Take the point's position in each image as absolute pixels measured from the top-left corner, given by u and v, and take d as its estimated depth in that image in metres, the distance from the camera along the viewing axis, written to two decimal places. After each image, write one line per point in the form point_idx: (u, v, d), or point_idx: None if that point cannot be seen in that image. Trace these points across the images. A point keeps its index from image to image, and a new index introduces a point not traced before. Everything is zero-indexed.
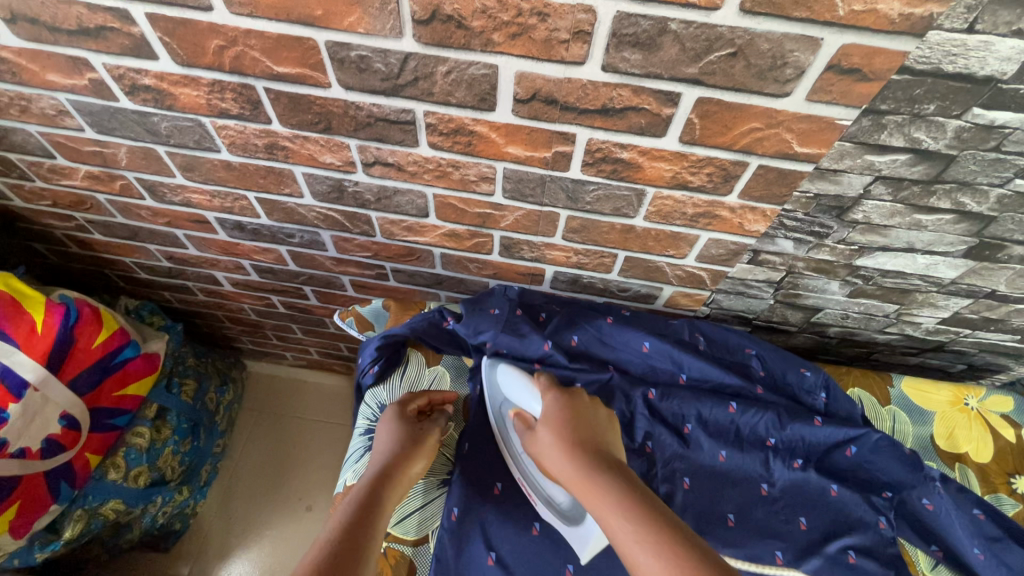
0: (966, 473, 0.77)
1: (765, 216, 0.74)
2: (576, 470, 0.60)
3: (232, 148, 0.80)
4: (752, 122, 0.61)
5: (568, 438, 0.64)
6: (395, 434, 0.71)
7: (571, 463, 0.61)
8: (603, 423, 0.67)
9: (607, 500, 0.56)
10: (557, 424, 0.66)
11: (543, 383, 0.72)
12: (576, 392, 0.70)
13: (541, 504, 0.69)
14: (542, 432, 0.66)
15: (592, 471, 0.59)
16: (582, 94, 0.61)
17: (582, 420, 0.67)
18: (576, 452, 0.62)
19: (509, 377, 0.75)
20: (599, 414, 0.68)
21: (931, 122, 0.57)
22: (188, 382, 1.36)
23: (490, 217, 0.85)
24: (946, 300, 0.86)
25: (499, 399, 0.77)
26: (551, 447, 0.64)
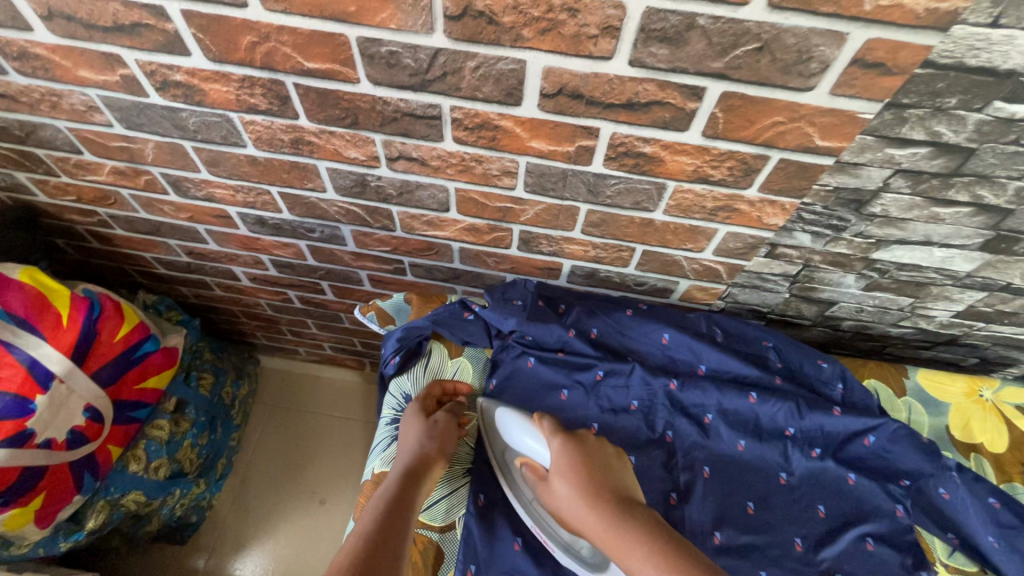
0: (981, 463, 0.78)
1: (784, 210, 0.76)
2: (599, 522, 0.59)
3: (258, 143, 0.82)
4: (775, 116, 0.62)
5: (582, 487, 0.62)
6: (419, 436, 0.71)
7: (590, 512, 0.60)
8: (614, 459, 0.67)
9: (633, 542, 0.56)
10: (571, 474, 0.64)
11: (546, 428, 0.69)
12: (583, 435, 0.68)
13: (559, 552, 0.66)
14: (557, 485, 0.64)
15: (612, 518, 0.58)
16: (608, 88, 0.63)
17: (595, 465, 0.65)
18: (599, 501, 0.60)
19: (512, 425, 0.72)
20: (608, 451, 0.67)
21: (953, 116, 0.58)
22: (205, 376, 1.38)
23: (510, 211, 0.87)
24: (961, 294, 0.87)
25: (501, 447, 0.74)
26: (568, 500, 0.62)
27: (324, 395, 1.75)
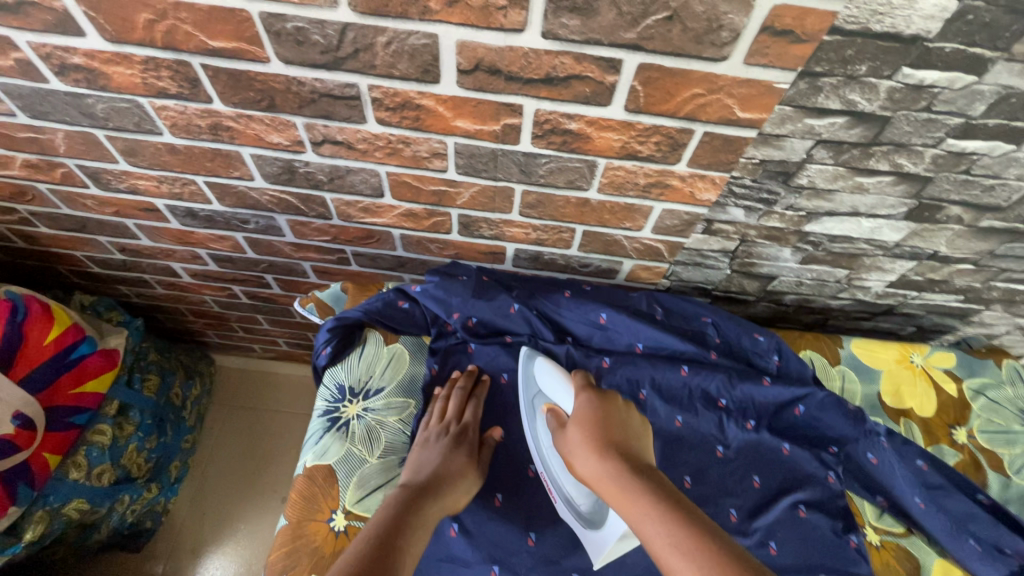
0: (911, 427, 0.80)
1: (715, 184, 0.75)
2: (608, 471, 0.58)
3: (174, 130, 0.78)
4: (694, 88, 0.61)
5: (595, 440, 0.61)
6: (432, 451, 0.66)
7: (598, 463, 0.59)
8: (636, 425, 0.65)
9: (642, 505, 0.54)
10: (588, 425, 0.63)
11: (579, 382, 0.68)
12: (610, 394, 0.67)
13: (560, 503, 0.67)
14: (573, 431, 0.64)
15: (620, 474, 0.57)
16: (525, 63, 0.61)
17: (615, 421, 0.64)
18: (607, 453, 0.60)
19: (547, 370, 0.72)
20: (630, 416, 0.66)
21: (864, 83, 0.59)
22: (150, 377, 1.33)
23: (446, 195, 0.85)
24: (892, 263, 0.89)
25: (533, 390, 0.74)
26: (579, 447, 0.62)
27: (283, 392, 1.71)
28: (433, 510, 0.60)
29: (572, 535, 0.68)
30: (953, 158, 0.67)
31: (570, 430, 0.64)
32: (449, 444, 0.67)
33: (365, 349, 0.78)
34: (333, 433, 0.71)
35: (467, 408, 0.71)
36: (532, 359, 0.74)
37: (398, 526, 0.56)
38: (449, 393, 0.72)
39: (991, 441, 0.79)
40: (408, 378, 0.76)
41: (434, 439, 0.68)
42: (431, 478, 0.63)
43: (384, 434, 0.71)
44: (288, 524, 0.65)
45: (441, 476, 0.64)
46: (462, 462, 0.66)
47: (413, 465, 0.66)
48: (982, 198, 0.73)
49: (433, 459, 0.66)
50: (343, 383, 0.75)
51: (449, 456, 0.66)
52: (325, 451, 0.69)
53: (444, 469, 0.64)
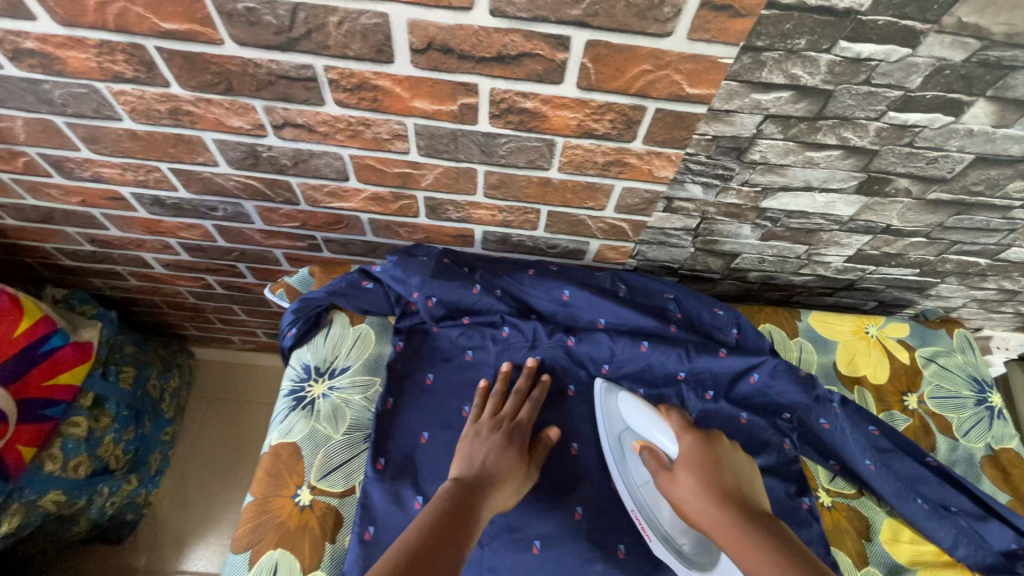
0: (863, 395, 0.83)
1: (671, 161, 0.77)
2: (729, 524, 0.60)
3: (134, 115, 0.78)
4: (642, 65, 0.63)
5: (719, 489, 0.64)
6: (476, 445, 0.68)
7: (729, 516, 0.61)
8: (743, 466, 0.67)
9: (766, 563, 0.56)
10: (704, 472, 0.65)
11: (676, 420, 0.70)
12: (716, 437, 0.68)
13: (656, 542, 0.68)
14: (682, 478, 0.66)
15: (746, 528, 0.59)
16: (476, 41, 0.62)
17: (726, 466, 0.66)
18: (728, 505, 0.62)
19: (631, 407, 0.74)
20: (740, 456, 0.68)
21: (805, 58, 0.60)
22: (126, 369, 1.32)
23: (410, 177, 0.86)
24: (849, 238, 0.91)
25: (618, 427, 0.75)
26: (695, 499, 0.64)
27: (263, 383, 1.71)
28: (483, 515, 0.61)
29: (534, 504, 0.70)
30: (896, 131, 0.69)
31: (680, 473, 0.66)
32: (500, 437, 0.69)
33: (331, 331, 0.79)
34: (298, 412, 0.72)
35: (507, 402, 0.74)
36: (611, 394, 0.76)
37: (449, 520, 0.58)
38: (524, 376, 0.76)
39: (941, 406, 0.82)
40: (373, 357, 0.78)
41: (484, 432, 0.69)
42: (482, 474, 0.65)
43: (350, 411, 0.73)
44: (254, 500, 0.66)
45: (494, 474, 0.65)
46: (513, 455, 0.68)
47: (462, 460, 0.67)
48: (927, 170, 0.75)
49: (483, 451, 0.67)
50: (307, 363, 0.76)
51: (501, 450, 0.67)
52: (290, 429, 0.71)
53: (498, 472, 0.65)
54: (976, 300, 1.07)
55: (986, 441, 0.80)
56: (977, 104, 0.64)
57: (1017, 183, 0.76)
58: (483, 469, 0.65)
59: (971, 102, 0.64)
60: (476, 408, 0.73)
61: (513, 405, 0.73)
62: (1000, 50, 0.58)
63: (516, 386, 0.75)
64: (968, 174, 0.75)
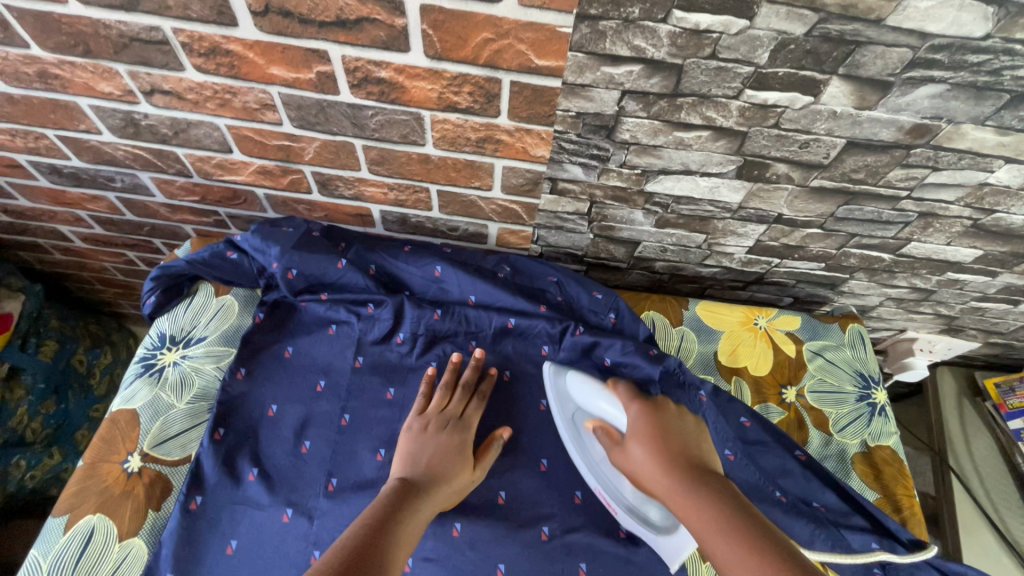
0: (741, 386, 0.80)
1: (542, 139, 0.75)
2: (676, 488, 0.60)
3: (4, 77, 0.77)
4: (482, 33, 0.61)
5: (666, 453, 0.63)
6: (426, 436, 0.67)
7: (677, 481, 0.60)
8: (692, 430, 0.66)
9: (707, 517, 0.56)
10: (652, 441, 0.65)
11: (623, 393, 0.70)
12: (661, 403, 0.68)
13: (623, 514, 0.67)
14: (633, 449, 0.66)
15: (693, 489, 0.59)
16: (312, 4, 0.61)
17: (673, 432, 0.65)
18: (672, 465, 0.62)
19: (580, 385, 0.73)
20: (687, 420, 0.67)
21: (643, 28, 0.59)
22: (48, 343, 1.32)
23: (291, 150, 0.84)
24: (744, 227, 0.89)
25: (570, 408, 0.74)
26: (647, 467, 0.64)
27: None
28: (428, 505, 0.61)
29: (374, 480, 0.68)
30: (759, 111, 0.67)
31: (630, 446, 0.66)
32: (447, 436, 0.68)
33: (194, 300, 0.78)
34: (144, 379, 0.71)
35: (452, 398, 0.72)
36: (561, 375, 0.76)
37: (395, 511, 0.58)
38: (469, 370, 0.74)
39: (820, 401, 0.80)
40: (232, 329, 0.77)
41: (430, 429, 0.68)
42: (427, 473, 0.64)
43: (198, 380, 0.72)
44: (83, 465, 0.65)
45: (436, 474, 0.64)
46: (458, 455, 0.66)
47: (406, 455, 0.66)
48: (802, 155, 0.73)
49: (427, 450, 0.66)
50: (163, 332, 0.75)
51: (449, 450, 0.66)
52: (131, 396, 0.69)
53: (443, 467, 0.64)
54: (892, 298, 1.04)
55: (861, 438, 0.78)
56: (832, 82, 0.62)
57: (897, 171, 0.74)
58: (424, 469, 0.64)
59: (826, 80, 0.62)
60: (422, 399, 0.72)
61: (458, 403, 0.71)
62: (839, 23, 0.56)
63: (465, 377, 0.73)
64: (845, 159, 0.73)
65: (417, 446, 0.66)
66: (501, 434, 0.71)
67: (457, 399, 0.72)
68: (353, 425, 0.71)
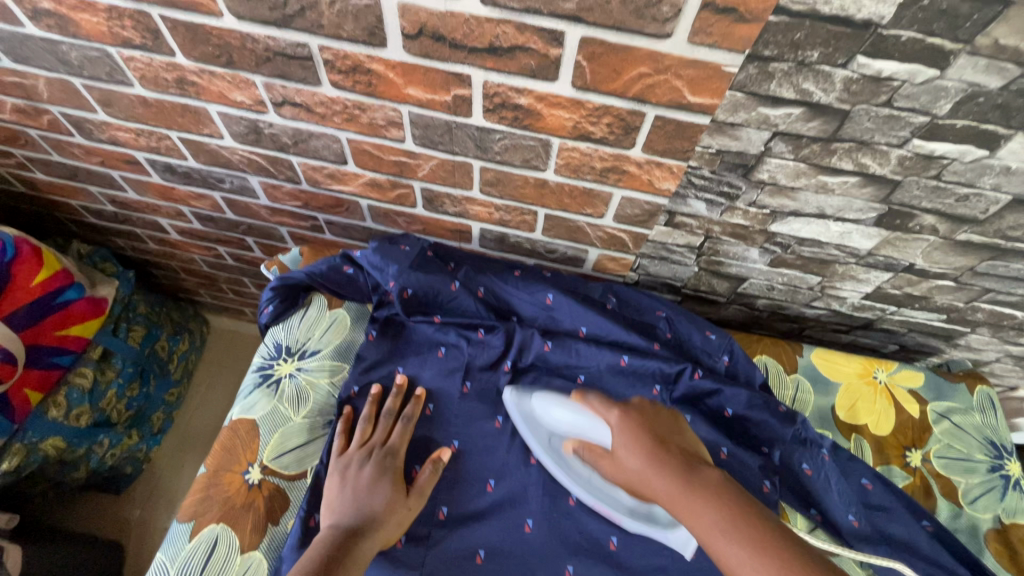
0: (861, 444, 0.76)
1: (672, 173, 0.73)
2: (672, 486, 0.58)
3: (143, 82, 0.79)
4: (639, 67, 0.59)
5: (658, 455, 0.61)
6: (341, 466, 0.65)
7: (671, 476, 0.58)
8: (675, 428, 0.66)
9: (705, 513, 0.54)
10: (639, 444, 0.62)
11: (595, 403, 0.67)
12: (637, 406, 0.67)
13: (627, 519, 0.66)
14: (623, 455, 0.63)
15: (685, 484, 0.57)
16: (468, 30, 0.60)
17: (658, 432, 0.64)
18: (665, 461, 0.60)
19: (546, 404, 0.72)
20: (667, 416, 0.67)
21: (818, 72, 0.55)
22: (136, 328, 1.37)
23: (406, 166, 0.84)
24: (867, 274, 0.84)
25: (544, 433, 0.72)
26: (639, 471, 0.61)
27: None
28: (367, 545, 0.59)
29: (484, 511, 0.68)
30: (921, 161, 0.63)
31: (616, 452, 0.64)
32: (372, 467, 0.65)
33: (308, 312, 0.79)
34: (263, 390, 0.72)
35: (376, 427, 0.69)
36: (525, 400, 0.73)
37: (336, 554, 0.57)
38: (392, 396, 0.72)
39: (948, 468, 0.75)
40: (344, 344, 0.78)
41: (355, 465, 0.65)
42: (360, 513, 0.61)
43: (314, 395, 0.72)
44: (206, 472, 0.67)
45: (369, 510, 0.61)
46: (388, 487, 0.64)
47: (332, 500, 0.63)
48: (956, 208, 0.68)
49: (353, 488, 0.63)
50: (279, 343, 0.76)
51: (373, 485, 0.63)
52: (251, 407, 0.71)
53: (374, 502, 0.62)
54: (1012, 356, 0.97)
55: (995, 513, 0.73)
56: (1015, 138, 0.58)
57: None
58: (355, 509, 0.61)
59: (1009, 135, 0.58)
60: (344, 439, 0.68)
61: (380, 430, 0.69)
62: None
63: (386, 407, 0.71)
64: (1004, 216, 0.68)
65: (343, 483, 0.64)
66: (437, 456, 0.68)
67: (372, 429, 0.69)
68: (463, 452, 0.71)
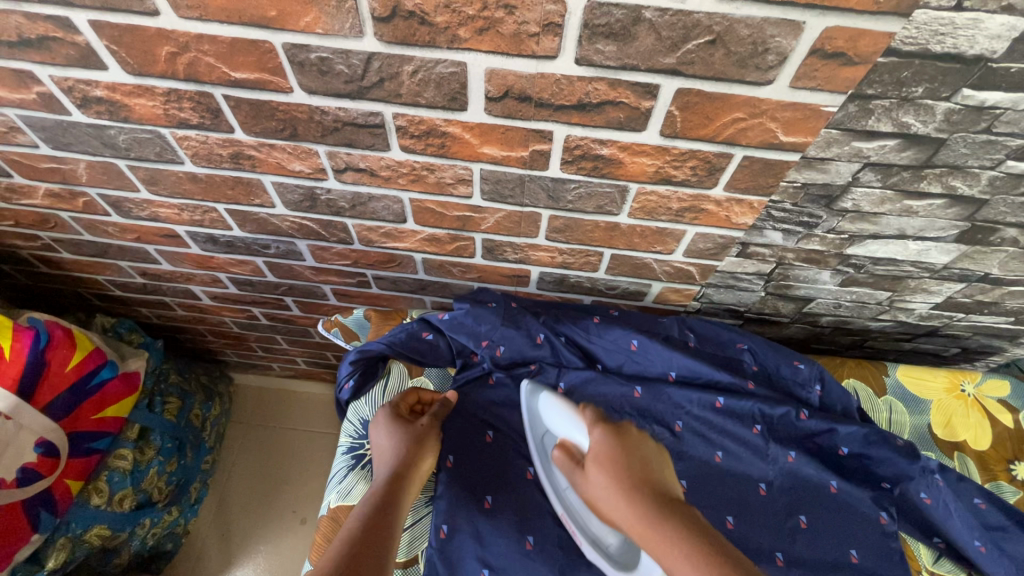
0: (965, 462, 0.79)
1: (753, 209, 0.72)
2: (642, 520, 0.56)
3: (195, 159, 0.76)
4: (735, 113, 0.58)
5: (629, 479, 0.60)
6: (396, 437, 0.71)
7: (646, 510, 0.57)
8: (656, 454, 0.64)
9: (679, 551, 0.53)
10: (614, 470, 0.61)
11: (590, 418, 0.68)
12: (624, 428, 0.65)
13: (587, 546, 0.70)
14: (594, 475, 0.63)
15: (660, 522, 0.55)
16: (557, 89, 0.58)
17: (633, 456, 0.63)
18: (634, 494, 0.58)
19: (550, 407, 0.74)
20: (648, 443, 0.65)
21: (920, 105, 0.55)
22: (171, 400, 1.32)
23: (470, 220, 0.82)
24: (939, 286, 0.84)
25: (541, 429, 0.76)
26: (608, 495, 0.61)
27: (302, 411, 1.69)
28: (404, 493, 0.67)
29: None
30: (1011, 180, 0.63)
31: (591, 471, 0.63)
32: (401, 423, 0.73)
33: (389, 381, 0.84)
34: (358, 472, 0.77)
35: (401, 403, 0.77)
36: (536, 395, 0.76)
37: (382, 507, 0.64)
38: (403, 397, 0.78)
39: None
40: None
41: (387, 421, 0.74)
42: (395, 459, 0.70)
43: None
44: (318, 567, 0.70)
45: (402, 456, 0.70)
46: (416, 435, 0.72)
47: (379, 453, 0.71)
48: None
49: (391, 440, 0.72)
50: (368, 420, 0.80)
51: (402, 434, 0.72)
52: (350, 492, 0.75)
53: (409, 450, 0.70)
54: None
55: None
56: None
57: None
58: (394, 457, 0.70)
59: None
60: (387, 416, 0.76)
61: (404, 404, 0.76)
62: None
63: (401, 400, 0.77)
64: None
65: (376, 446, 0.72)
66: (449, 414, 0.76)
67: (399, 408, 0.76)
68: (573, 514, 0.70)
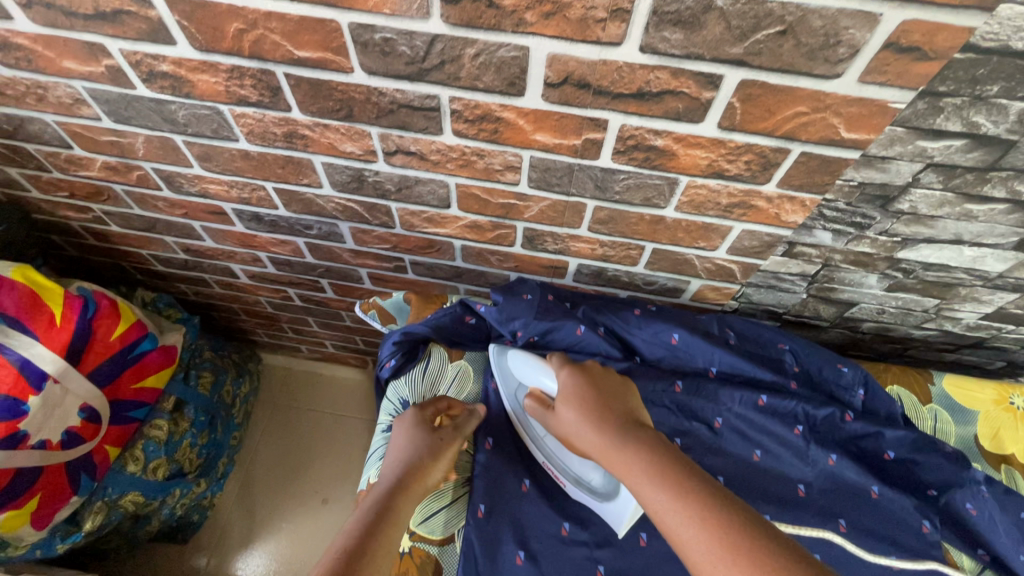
0: (1011, 474, 0.78)
1: (804, 207, 0.71)
2: (606, 443, 0.61)
3: (250, 137, 0.78)
4: (797, 106, 0.57)
5: (596, 410, 0.65)
6: (411, 443, 0.72)
7: (610, 434, 0.62)
8: (621, 389, 0.69)
9: (642, 475, 0.57)
10: (581, 402, 0.66)
11: (555, 363, 0.73)
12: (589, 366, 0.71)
13: (570, 484, 0.74)
14: (564, 410, 0.68)
15: (624, 444, 0.60)
16: (617, 77, 0.58)
17: (601, 392, 0.68)
18: (603, 421, 0.63)
19: (517, 360, 0.78)
20: (614, 378, 0.70)
21: (993, 105, 0.55)
22: (205, 374, 1.35)
23: (513, 208, 0.82)
24: (991, 295, 0.82)
25: (513, 382, 0.81)
26: (577, 426, 0.66)
27: (328, 394, 1.71)
28: (410, 497, 0.67)
29: None
30: None
31: (561, 408, 0.68)
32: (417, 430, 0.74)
33: (429, 363, 0.84)
34: None
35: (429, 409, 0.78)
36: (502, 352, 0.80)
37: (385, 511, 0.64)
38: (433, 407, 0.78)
39: None
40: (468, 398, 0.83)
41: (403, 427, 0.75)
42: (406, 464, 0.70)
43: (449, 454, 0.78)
44: None
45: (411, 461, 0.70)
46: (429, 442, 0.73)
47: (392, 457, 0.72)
48: None
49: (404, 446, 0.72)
50: (408, 399, 0.82)
51: (415, 440, 0.73)
52: None
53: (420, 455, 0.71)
54: None
55: None
56: None
57: None
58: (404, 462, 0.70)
59: None
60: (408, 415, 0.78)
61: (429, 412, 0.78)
62: None
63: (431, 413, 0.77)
64: None
65: (391, 451, 0.73)
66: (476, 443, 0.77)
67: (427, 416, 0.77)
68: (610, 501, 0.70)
